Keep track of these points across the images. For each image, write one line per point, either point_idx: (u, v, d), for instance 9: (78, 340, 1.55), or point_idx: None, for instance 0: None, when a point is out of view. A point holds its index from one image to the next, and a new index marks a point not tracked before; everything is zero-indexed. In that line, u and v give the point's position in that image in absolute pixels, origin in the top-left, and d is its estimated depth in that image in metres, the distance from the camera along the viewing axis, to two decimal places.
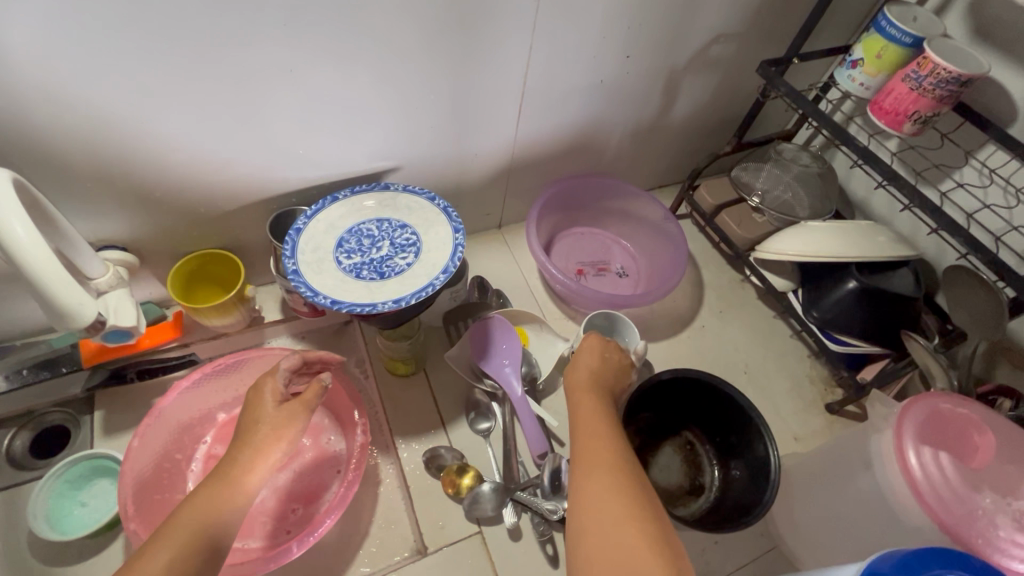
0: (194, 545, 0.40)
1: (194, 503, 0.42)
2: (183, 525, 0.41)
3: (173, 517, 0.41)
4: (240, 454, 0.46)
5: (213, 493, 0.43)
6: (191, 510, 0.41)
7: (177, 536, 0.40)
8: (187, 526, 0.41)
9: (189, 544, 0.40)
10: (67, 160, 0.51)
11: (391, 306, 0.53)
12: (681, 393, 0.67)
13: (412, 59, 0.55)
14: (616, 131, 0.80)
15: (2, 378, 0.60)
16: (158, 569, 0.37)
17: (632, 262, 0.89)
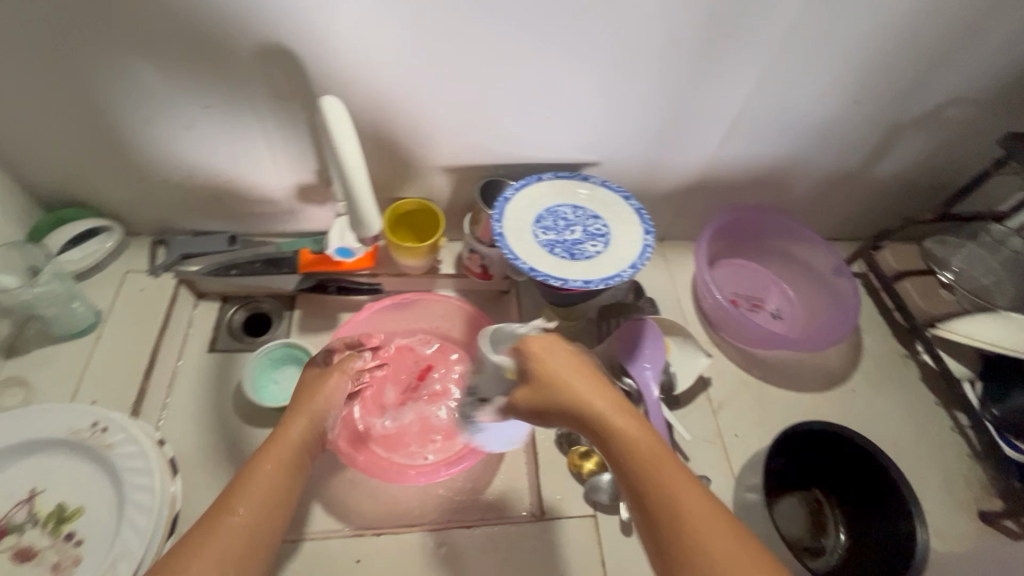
0: (269, 499, 0.48)
1: (261, 468, 0.50)
2: (256, 485, 0.48)
3: (245, 478, 0.49)
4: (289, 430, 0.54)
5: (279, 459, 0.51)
6: (263, 474, 0.49)
7: (253, 491, 0.48)
8: (252, 490, 0.47)
9: (264, 496, 0.48)
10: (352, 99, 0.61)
11: (580, 284, 0.57)
12: (825, 444, 0.64)
13: (655, 65, 0.60)
14: (811, 172, 0.79)
15: (241, 264, 0.72)
16: (227, 541, 0.44)
17: (788, 307, 0.86)
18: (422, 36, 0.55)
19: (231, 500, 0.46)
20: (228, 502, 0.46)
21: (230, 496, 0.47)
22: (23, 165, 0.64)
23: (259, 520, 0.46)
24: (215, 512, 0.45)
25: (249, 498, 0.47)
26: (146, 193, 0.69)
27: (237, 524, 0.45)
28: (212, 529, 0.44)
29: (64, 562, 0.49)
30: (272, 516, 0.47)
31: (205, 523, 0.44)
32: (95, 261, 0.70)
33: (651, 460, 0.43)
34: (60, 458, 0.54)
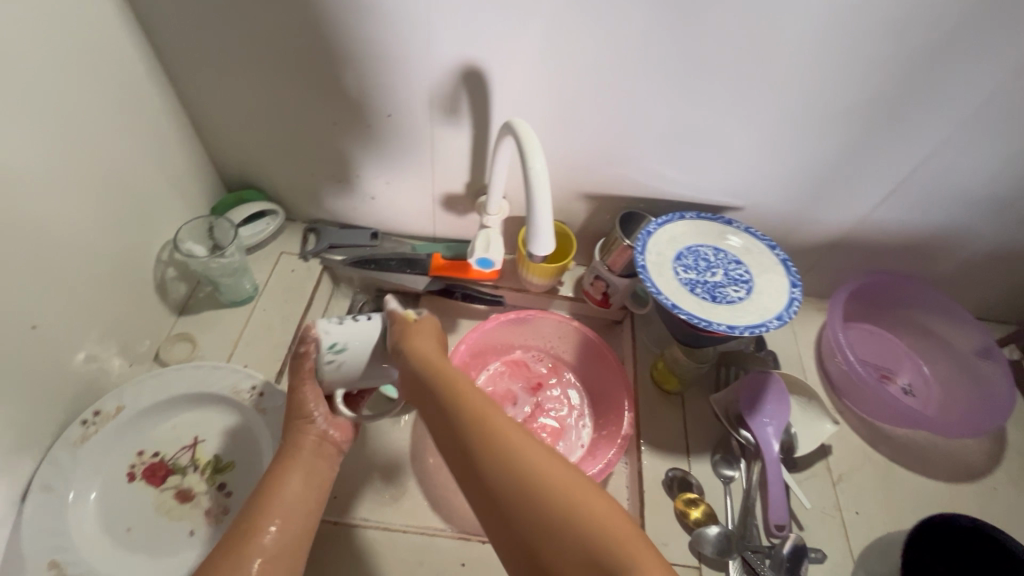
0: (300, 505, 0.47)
1: (277, 481, 0.48)
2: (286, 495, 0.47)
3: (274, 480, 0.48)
4: (296, 439, 0.51)
5: (302, 470, 0.49)
6: (292, 481, 0.48)
7: (280, 508, 0.46)
8: (285, 495, 0.47)
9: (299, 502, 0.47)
10: None
11: (723, 328, 0.56)
12: (971, 545, 0.57)
13: (828, 119, 0.59)
14: (972, 245, 0.74)
15: (379, 260, 0.77)
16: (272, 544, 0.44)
17: (923, 385, 0.80)
18: (602, 72, 0.57)
19: (265, 515, 0.45)
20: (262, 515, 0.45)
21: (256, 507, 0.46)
22: (222, 148, 0.72)
23: (300, 524, 0.46)
24: (247, 531, 0.44)
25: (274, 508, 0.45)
26: (313, 185, 0.75)
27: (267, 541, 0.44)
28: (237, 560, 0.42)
29: (216, 509, 0.54)
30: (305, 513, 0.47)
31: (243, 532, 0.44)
32: (260, 239, 0.77)
33: (500, 442, 0.37)
34: (220, 413, 0.59)
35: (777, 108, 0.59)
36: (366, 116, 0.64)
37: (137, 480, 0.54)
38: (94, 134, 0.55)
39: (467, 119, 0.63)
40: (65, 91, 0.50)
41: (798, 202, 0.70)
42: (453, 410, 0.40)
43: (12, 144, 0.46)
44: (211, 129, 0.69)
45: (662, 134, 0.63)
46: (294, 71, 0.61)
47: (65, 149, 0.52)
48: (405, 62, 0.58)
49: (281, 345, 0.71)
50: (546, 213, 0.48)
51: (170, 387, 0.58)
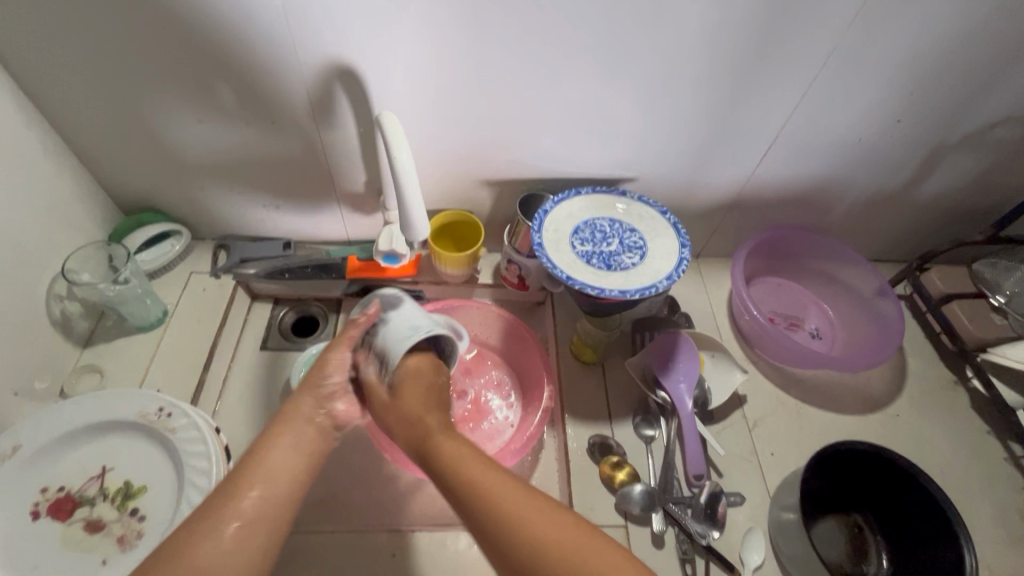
0: (283, 485, 0.46)
1: (277, 440, 0.49)
2: (270, 460, 0.47)
3: (263, 454, 0.47)
4: (302, 400, 0.53)
5: (293, 437, 0.50)
6: (288, 452, 0.49)
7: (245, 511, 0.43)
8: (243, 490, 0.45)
9: (282, 482, 0.46)
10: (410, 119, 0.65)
11: (617, 294, 0.59)
12: (866, 464, 0.62)
13: (695, 85, 0.63)
14: (853, 192, 0.79)
15: (292, 268, 0.77)
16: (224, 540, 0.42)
17: (829, 327, 0.85)
18: (473, 60, 0.59)
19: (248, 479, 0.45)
20: (246, 482, 0.45)
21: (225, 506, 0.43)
22: (108, 172, 0.70)
23: (276, 501, 0.45)
24: (223, 501, 0.44)
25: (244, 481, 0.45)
26: (214, 201, 0.74)
27: (248, 507, 0.44)
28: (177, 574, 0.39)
29: (128, 535, 0.53)
30: (278, 502, 0.45)
31: (223, 502, 0.44)
32: (166, 262, 0.75)
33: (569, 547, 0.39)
34: (128, 439, 0.58)
35: (645, 81, 0.62)
36: (248, 126, 0.64)
37: (42, 518, 0.53)
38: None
39: (352, 119, 0.63)
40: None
41: (688, 168, 0.73)
42: (495, 513, 0.41)
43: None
44: (93, 154, 0.67)
45: (546, 117, 0.66)
46: (166, 88, 0.60)
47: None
48: (275, 66, 0.58)
49: (197, 365, 0.70)
50: (417, 190, 0.53)
51: (71, 419, 0.57)
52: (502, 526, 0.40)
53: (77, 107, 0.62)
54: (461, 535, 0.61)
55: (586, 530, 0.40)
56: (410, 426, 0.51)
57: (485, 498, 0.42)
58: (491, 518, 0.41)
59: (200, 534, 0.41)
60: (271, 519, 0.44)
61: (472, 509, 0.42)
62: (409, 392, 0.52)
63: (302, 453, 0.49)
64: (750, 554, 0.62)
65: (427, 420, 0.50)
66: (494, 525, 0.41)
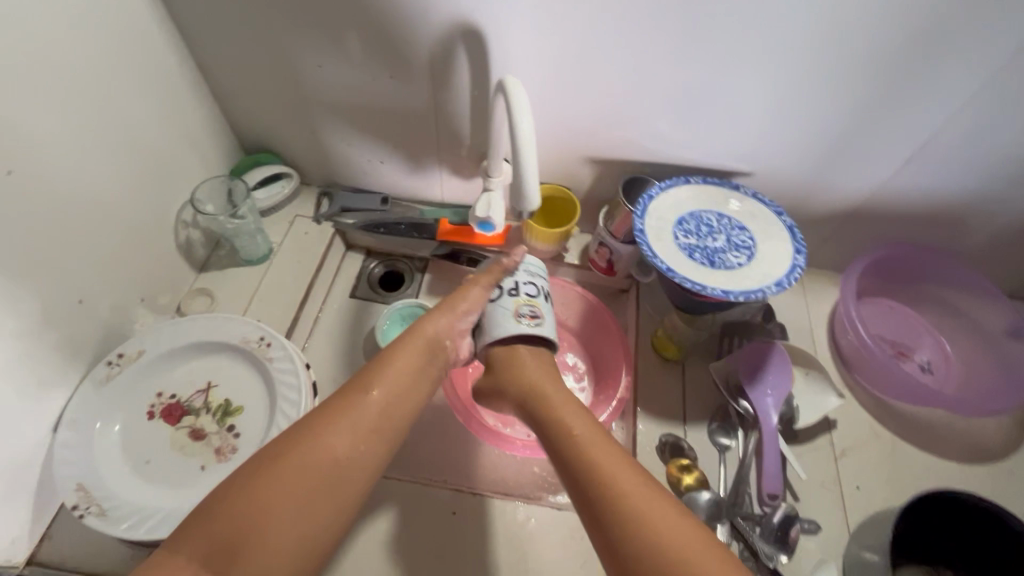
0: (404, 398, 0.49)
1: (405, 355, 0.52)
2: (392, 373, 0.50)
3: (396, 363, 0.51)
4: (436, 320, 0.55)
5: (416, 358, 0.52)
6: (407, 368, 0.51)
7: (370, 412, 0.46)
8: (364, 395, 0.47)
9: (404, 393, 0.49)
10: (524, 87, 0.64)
11: (718, 293, 0.56)
12: (974, 521, 0.56)
13: (842, 77, 0.57)
14: (1002, 217, 0.70)
15: (388, 224, 0.79)
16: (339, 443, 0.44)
17: (943, 363, 0.77)
18: (601, 29, 0.56)
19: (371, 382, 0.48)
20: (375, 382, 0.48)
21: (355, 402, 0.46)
22: (236, 111, 0.74)
23: (391, 411, 0.47)
24: (349, 401, 0.46)
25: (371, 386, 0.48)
26: (326, 150, 0.77)
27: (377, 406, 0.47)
28: (308, 454, 0.42)
29: (224, 448, 0.58)
30: (394, 415, 0.48)
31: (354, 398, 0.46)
32: (276, 202, 0.80)
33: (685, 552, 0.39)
34: (232, 361, 0.63)
35: (785, 68, 0.57)
36: (368, 79, 0.65)
37: (155, 419, 0.59)
38: (113, 97, 0.58)
39: (468, 80, 0.63)
40: (84, 55, 0.53)
41: (812, 168, 0.67)
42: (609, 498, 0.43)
43: (30, 102, 0.49)
44: (227, 93, 0.72)
45: (666, 97, 0.62)
46: (299, 35, 0.62)
47: (84, 109, 0.55)
48: (403, 20, 0.58)
49: (293, 302, 0.74)
50: (534, 160, 0.52)
51: (187, 335, 0.62)
52: (614, 514, 0.42)
53: (219, 46, 0.65)
54: (519, 507, 0.62)
55: (703, 537, 0.41)
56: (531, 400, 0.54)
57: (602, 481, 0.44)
58: (606, 503, 0.43)
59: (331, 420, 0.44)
60: (388, 429, 0.46)
61: (588, 486, 0.45)
62: (534, 373, 0.55)
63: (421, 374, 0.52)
64: None
65: (549, 398, 0.53)
66: (607, 507, 0.43)
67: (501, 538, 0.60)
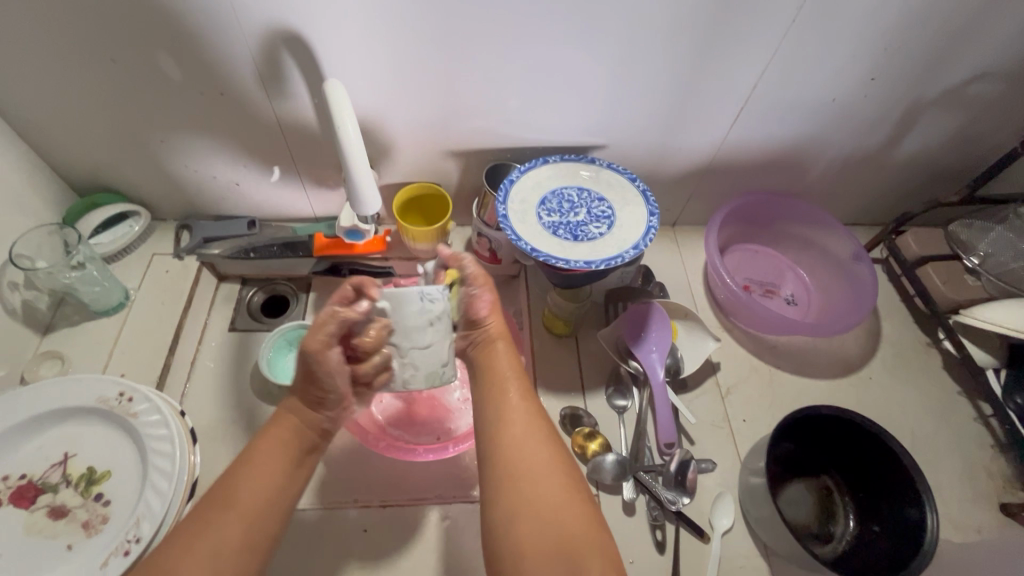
0: (257, 510, 0.48)
1: (253, 458, 0.51)
2: (246, 473, 0.50)
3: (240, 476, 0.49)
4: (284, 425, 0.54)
5: (279, 444, 0.53)
6: (253, 465, 0.50)
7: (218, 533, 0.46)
8: (224, 513, 0.47)
9: (258, 493, 0.49)
10: (366, 95, 0.62)
11: (582, 265, 0.58)
12: (833, 428, 0.63)
13: (664, 46, 0.60)
14: (827, 155, 0.77)
15: (257, 248, 0.75)
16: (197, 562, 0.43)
17: (804, 293, 0.84)
18: (424, 23, 0.55)
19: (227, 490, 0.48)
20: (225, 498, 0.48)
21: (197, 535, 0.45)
22: (56, 153, 0.67)
23: (254, 508, 0.48)
24: (208, 512, 0.47)
25: (236, 489, 0.49)
26: (171, 181, 0.72)
27: (230, 517, 0.47)
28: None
29: (93, 520, 0.53)
30: (263, 509, 0.49)
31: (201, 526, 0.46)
32: (125, 244, 0.73)
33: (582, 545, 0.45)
34: (91, 425, 0.57)
35: (608, 42, 0.59)
36: (196, 101, 0.61)
37: (4, 506, 0.53)
38: None
39: (301, 86, 0.60)
40: None
41: (659, 133, 0.71)
42: (517, 480, 0.49)
43: None
44: (37, 136, 0.64)
45: (508, 83, 0.63)
46: (106, 64, 0.57)
47: None
48: (217, 35, 0.54)
49: (162, 348, 0.69)
50: (365, 163, 0.55)
51: (28, 406, 0.56)
52: (504, 466, 0.50)
53: (12, 85, 0.58)
54: (432, 510, 0.62)
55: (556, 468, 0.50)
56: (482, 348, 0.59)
57: (507, 451, 0.51)
58: (506, 469, 0.50)
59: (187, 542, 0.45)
60: (261, 525, 0.48)
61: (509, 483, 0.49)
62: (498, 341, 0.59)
63: (286, 473, 0.51)
64: (719, 518, 0.63)
65: (495, 362, 0.58)
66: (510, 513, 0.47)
67: (418, 544, 0.60)
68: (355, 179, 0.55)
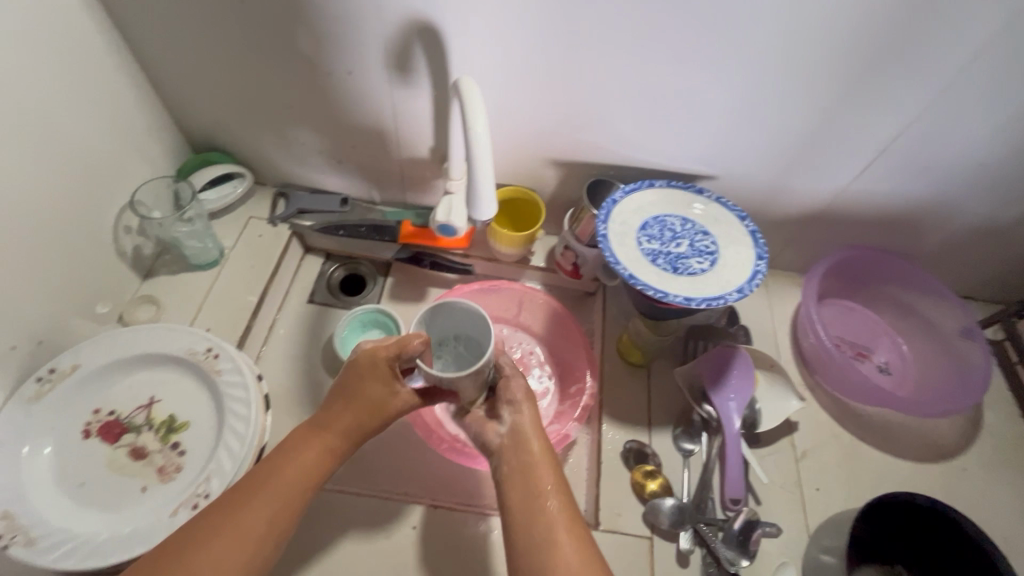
0: (287, 495, 0.44)
1: (286, 447, 0.46)
2: (281, 465, 0.45)
3: (274, 458, 0.46)
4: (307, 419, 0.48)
5: (314, 439, 0.47)
6: (289, 459, 0.46)
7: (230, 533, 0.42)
8: (243, 513, 0.42)
9: (284, 491, 0.44)
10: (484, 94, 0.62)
11: (680, 301, 0.55)
12: (926, 523, 0.58)
13: (803, 84, 0.56)
14: (954, 221, 0.71)
15: (347, 226, 0.76)
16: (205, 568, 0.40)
17: (899, 363, 0.78)
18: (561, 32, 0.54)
19: (255, 486, 0.44)
20: (235, 502, 0.43)
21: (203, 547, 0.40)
22: (183, 109, 0.70)
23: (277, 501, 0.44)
24: (229, 503, 0.43)
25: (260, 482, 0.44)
26: (280, 150, 0.74)
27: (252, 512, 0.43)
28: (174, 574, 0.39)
29: (167, 467, 0.55)
30: (286, 504, 0.44)
31: (230, 504, 0.43)
32: (227, 203, 0.76)
33: None
34: (176, 374, 0.60)
35: (746, 72, 0.56)
36: (321, 78, 0.62)
37: (93, 438, 0.56)
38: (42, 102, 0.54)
39: (425, 78, 0.60)
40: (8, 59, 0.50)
41: (774, 171, 0.67)
42: None
43: None
44: (169, 91, 0.67)
45: (630, 100, 0.61)
46: (247, 32, 0.58)
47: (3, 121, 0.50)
48: (355, 17, 0.55)
49: (246, 310, 0.71)
50: (489, 162, 0.53)
51: (124, 347, 0.59)
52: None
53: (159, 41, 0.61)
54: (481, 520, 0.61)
55: (581, 532, 0.45)
56: (520, 458, 0.49)
57: (553, 551, 0.43)
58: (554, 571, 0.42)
59: (206, 532, 0.41)
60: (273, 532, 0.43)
61: None
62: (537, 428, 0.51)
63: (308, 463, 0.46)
64: None
65: (539, 465, 0.49)
66: None
67: (462, 552, 0.59)
68: (475, 175, 0.53)
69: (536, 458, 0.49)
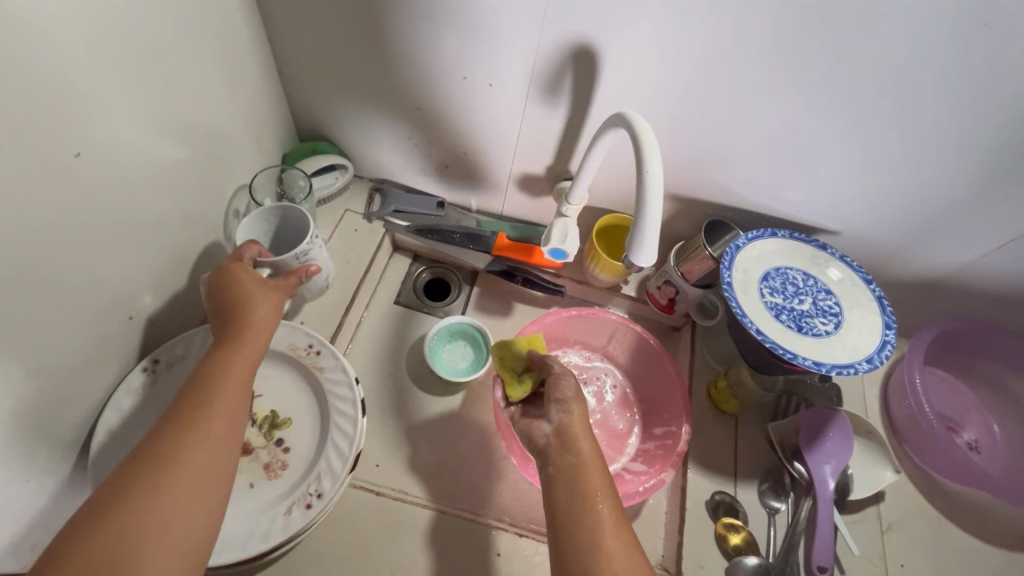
0: (236, 417, 0.45)
1: (223, 361, 0.47)
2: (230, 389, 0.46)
3: (217, 374, 0.46)
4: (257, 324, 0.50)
5: (246, 358, 0.48)
6: (236, 389, 0.46)
7: (223, 407, 0.45)
8: (200, 433, 0.42)
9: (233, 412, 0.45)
10: None
11: (809, 364, 0.53)
12: None
13: (964, 155, 0.54)
14: None
15: (443, 232, 0.75)
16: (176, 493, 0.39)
17: (993, 446, 0.72)
18: (723, 75, 0.52)
19: (207, 406, 0.44)
20: (202, 404, 0.44)
21: (198, 413, 0.43)
22: (302, 97, 0.69)
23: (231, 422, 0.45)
24: (184, 426, 0.42)
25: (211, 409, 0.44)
26: (389, 148, 0.73)
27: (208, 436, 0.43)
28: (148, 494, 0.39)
29: (274, 464, 0.54)
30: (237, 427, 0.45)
31: (188, 426, 0.42)
32: (327, 194, 0.75)
33: None
34: (273, 369, 0.59)
35: (907, 137, 0.54)
36: (456, 85, 0.61)
37: None
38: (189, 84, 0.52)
39: (565, 99, 0.58)
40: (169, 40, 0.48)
41: (899, 234, 0.65)
42: None
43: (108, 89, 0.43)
44: (294, 78, 0.66)
45: (772, 148, 0.59)
46: (394, 33, 0.57)
47: (155, 103, 0.49)
48: (511, 32, 0.53)
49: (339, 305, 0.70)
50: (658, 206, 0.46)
51: None
52: None
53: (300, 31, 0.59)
54: None
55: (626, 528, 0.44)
56: (570, 454, 0.48)
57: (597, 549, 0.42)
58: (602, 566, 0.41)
59: (168, 459, 0.40)
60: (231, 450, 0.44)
61: None
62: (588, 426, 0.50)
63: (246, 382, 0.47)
64: None
65: (586, 457, 0.48)
66: None
67: None
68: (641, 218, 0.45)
69: (585, 453, 0.48)
